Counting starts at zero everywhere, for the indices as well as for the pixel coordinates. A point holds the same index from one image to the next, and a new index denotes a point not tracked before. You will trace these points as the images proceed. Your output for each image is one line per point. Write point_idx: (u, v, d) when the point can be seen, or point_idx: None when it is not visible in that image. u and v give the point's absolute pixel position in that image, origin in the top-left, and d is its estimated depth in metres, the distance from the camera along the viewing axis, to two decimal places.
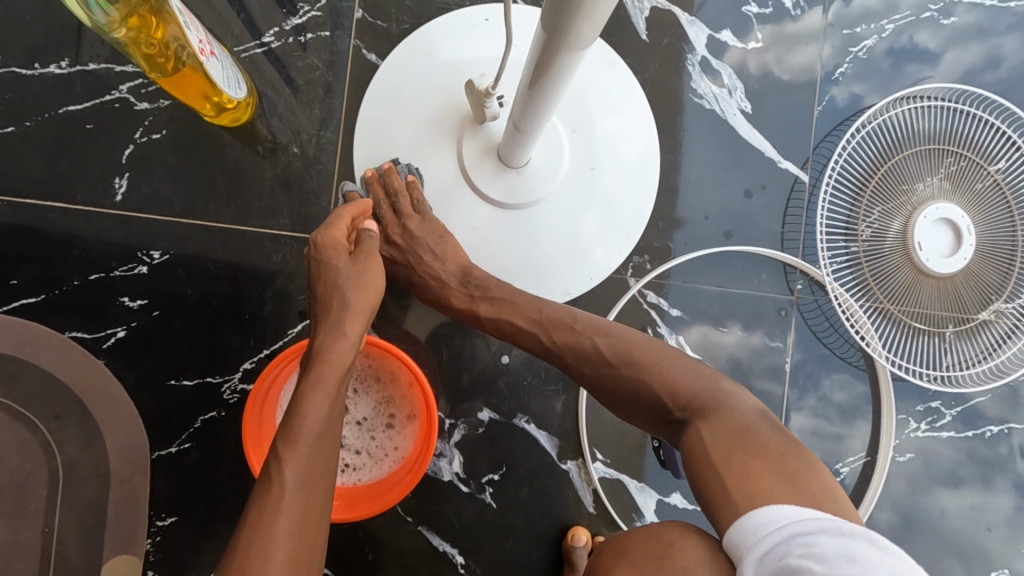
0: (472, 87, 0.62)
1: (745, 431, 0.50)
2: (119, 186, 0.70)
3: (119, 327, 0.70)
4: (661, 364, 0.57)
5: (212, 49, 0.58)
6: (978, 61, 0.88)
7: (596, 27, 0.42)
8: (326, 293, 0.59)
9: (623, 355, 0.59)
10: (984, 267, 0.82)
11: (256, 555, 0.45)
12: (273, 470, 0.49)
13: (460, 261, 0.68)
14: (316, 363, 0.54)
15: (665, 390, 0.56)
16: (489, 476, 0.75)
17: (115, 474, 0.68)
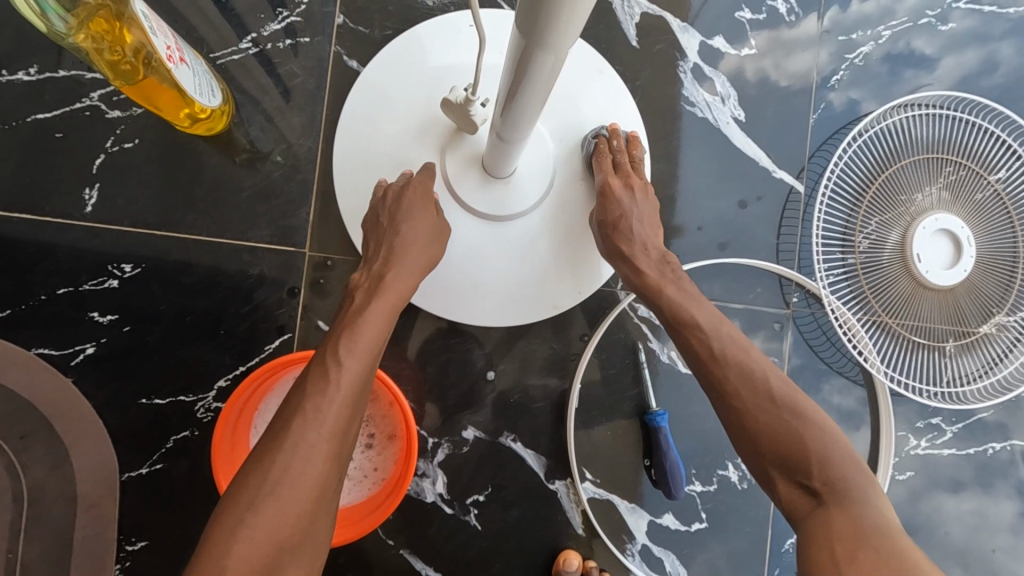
0: (450, 99, 0.59)
1: (864, 523, 0.48)
2: (90, 197, 0.68)
3: (88, 343, 0.67)
4: (808, 425, 0.53)
5: (181, 56, 0.56)
6: (974, 67, 0.86)
7: (575, 28, 0.39)
8: (393, 220, 0.62)
9: (750, 394, 0.55)
10: (984, 279, 0.80)
11: (310, 440, 0.48)
12: (336, 367, 0.52)
13: (655, 245, 0.66)
14: (390, 289, 0.58)
15: (796, 446, 0.52)
16: (474, 497, 0.73)
17: (83, 496, 0.65)
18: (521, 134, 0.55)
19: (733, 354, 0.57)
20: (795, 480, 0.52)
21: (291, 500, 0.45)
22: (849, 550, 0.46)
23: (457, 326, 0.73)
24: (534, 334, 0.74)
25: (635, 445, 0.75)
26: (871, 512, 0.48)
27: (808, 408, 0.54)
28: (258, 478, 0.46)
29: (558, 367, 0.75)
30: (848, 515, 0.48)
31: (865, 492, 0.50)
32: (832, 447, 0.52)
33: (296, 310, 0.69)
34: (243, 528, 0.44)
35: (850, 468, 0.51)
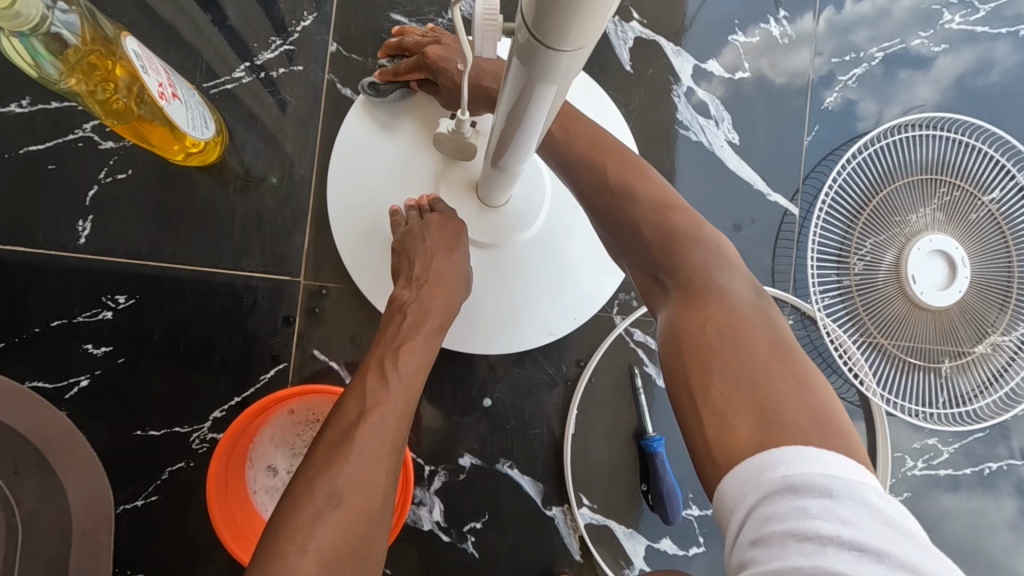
0: (442, 132, 0.60)
1: (730, 330, 0.45)
2: (83, 229, 0.67)
3: (83, 376, 0.67)
4: (665, 211, 0.53)
5: (174, 91, 0.56)
6: (970, 65, 0.86)
7: (579, 65, 0.33)
8: (435, 241, 0.62)
9: (606, 173, 0.56)
10: (978, 300, 0.80)
11: (375, 450, 0.47)
12: (393, 381, 0.51)
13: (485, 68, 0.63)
14: (437, 308, 0.59)
15: (659, 232, 0.52)
16: (471, 525, 0.72)
17: (77, 530, 0.65)
18: (518, 159, 0.51)
19: (593, 162, 0.57)
20: (649, 273, 0.53)
21: (359, 509, 0.44)
22: (703, 362, 0.44)
23: (453, 354, 0.73)
24: (529, 361, 0.74)
25: (631, 469, 0.75)
26: (766, 337, 0.45)
27: (695, 221, 0.53)
28: (323, 486, 0.44)
29: (554, 393, 0.75)
30: (703, 315, 0.46)
31: (722, 288, 0.48)
32: (719, 274, 0.49)
33: (290, 339, 0.69)
34: (312, 538, 0.42)
35: (719, 284, 0.49)
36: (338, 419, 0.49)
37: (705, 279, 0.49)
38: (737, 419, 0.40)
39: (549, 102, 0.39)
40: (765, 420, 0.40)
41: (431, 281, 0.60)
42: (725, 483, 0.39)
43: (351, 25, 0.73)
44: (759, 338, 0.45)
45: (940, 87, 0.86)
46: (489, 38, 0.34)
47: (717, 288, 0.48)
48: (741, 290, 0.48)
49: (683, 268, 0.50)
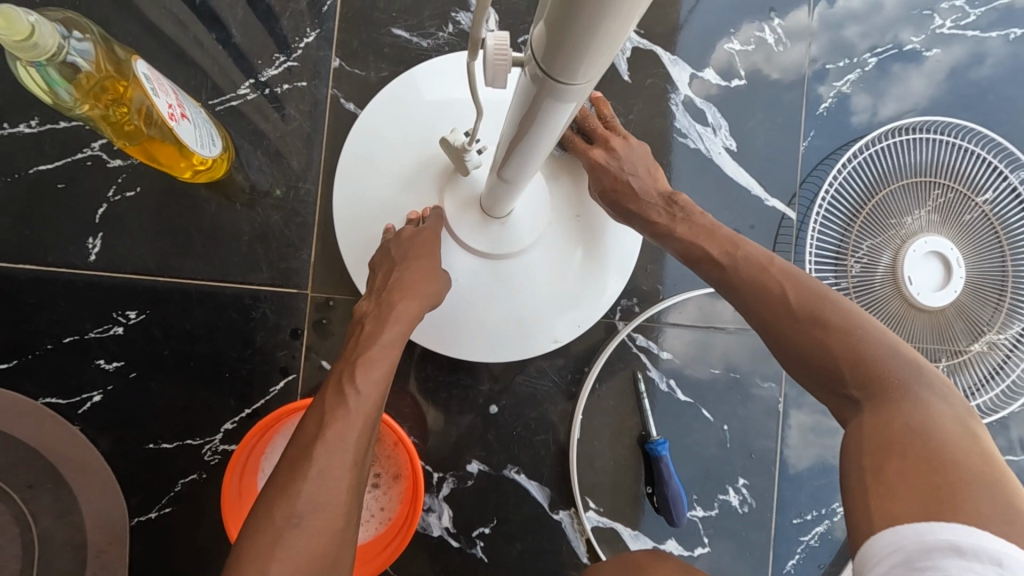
0: (448, 142, 0.61)
1: (929, 436, 0.46)
2: (93, 246, 0.68)
3: (95, 391, 0.68)
4: (839, 315, 0.54)
5: (183, 112, 0.57)
6: (962, 58, 0.88)
7: (588, 90, 0.35)
8: (404, 253, 0.63)
9: (773, 285, 0.58)
10: (974, 300, 0.82)
11: (332, 468, 0.48)
12: (351, 396, 0.52)
13: (656, 190, 0.69)
14: (398, 315, 0.59)
15: (824, 333, 0.54)
16: (480, 530, 0.74)
17: (92, 544, 0.66)
18: (522, 173, 0.53)
19: (747, 276, 0.60)
20: (829, 387, 0.54)
21: (319, 529, 0.46)
22: (887, 456, 0.46)
23: (459, 363, 0.75)
24: (534, 368, 0.76)
25: (636, 473, 0.76)
26: (955, 447, 0.45)
27: (835, 313, 0.54)
28: (283, 508, 0.46)
29: (560, 399, 0.76)
30: (885, 418, 0.49)
31: (919, 397, 0.49)
32: (921, 377, 0.50)
33: (299, 351, 0.70)
34: (273, 560, 0.44)
35: (911, 386, 0.50)
36: (298, 437, 0.50)
37: (893, 381, 0.50)
38: (901, 504, 0.43)
39: (557, 120, 0.40)
40: (937, 499, 0.42)
41: (394, 290, 0.61)
42: (871, 545, 0.43)
43: (352, 41, 0.74)
44: (962, 445, 0.45)
45: (933, 79, 0.88)
46: (499, 72, 0.36)
47: (908, 393, 0.49)
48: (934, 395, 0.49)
49: (862, 371, 0.52)
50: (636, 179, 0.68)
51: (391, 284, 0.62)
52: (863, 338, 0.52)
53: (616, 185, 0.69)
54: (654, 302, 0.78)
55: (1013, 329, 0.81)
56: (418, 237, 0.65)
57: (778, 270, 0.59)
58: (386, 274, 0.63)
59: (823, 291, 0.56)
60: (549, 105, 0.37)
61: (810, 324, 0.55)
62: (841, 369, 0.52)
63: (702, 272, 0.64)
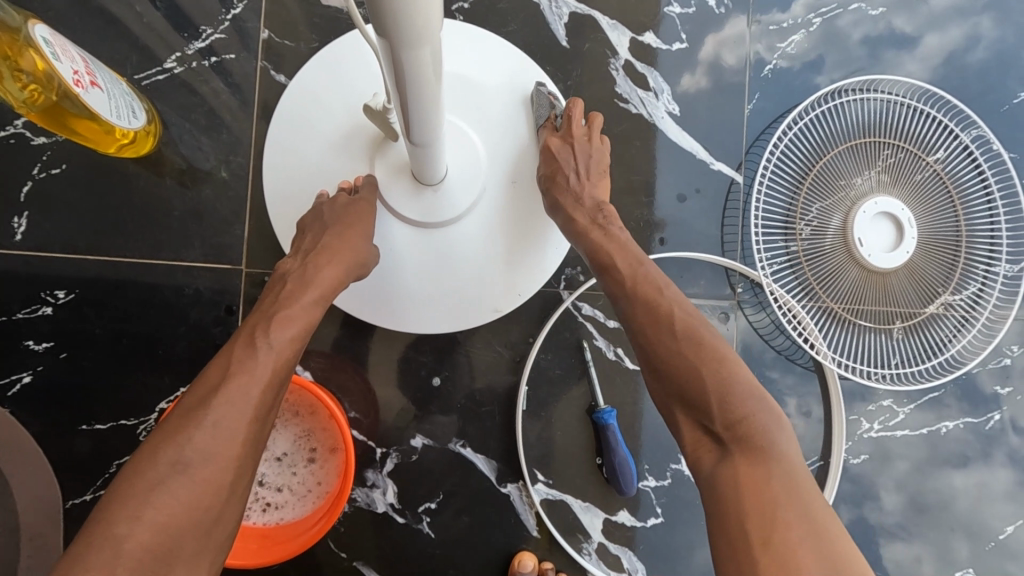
0: (369, 106, 0.60)
1: (792, 486, 0.46)
2: (19, 225, 0.67)
3: (25, 372, 0.67)
4: (740, 397, 0.51)
5: (94, 79, 0.56)
6: (958, 42, 0.87)
7: (437, 21, 0.34)
8: (332, 218, 0.63)
9: (665, 316, 0.56)
10: (927, 261, 0.80)
11: (230, 419, 0.46)
12: (262, 349, 0.51)
13: (591, 196, 0.69)
14: (322, 277, 0.59)
15: (721, 404, 0.51)
16: (426, 505, 0.73)
17: (27, 528, 0.65)
18: (430, 134, 0.52)
19: (639, 290, 0.59)
20: (698, 422, 0.52)
21: (204, 479, 0.44)
22: (764, 504, 0.45)
23: (399, 336, 0.74)
24: (477, 339, 0.75)
25: (585, 443, 0.75)
26: (806, 489, 0.46)
27: (737, 382, 0.52)
28: (169, 454, 0.44)
29: (505, 371, 0.75)
30: (755, 466, 0.48)
31: (782, 452, 0.49)
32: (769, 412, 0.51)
33: (235, 327, 0.69)
34: (149, 507, 0.41)
35: (783, 449, 0.49)
36: (201, 386, 0.49)
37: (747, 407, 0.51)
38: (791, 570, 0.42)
39: (427, 66, 0.40)
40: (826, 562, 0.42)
41: (322, 253, 0.61)
42: None
43: (281, 12, 0.73)
44: (817, 504, 0.45)
45: (929, 65, 0.86)
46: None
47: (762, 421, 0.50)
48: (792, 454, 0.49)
49: (742, 429, 0.50)
50: (578, 180, 0.69)
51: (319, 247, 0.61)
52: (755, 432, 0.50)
53: (551, 169, 0.70)
54: None
55: (970, 289, 0.80)
56: (346, 204, 0.65)
57: (710, 335, 0.55)
58: (315, 237, 0.63)
59: (730, 361, 0.53)
60: (408, 55, 0.37)
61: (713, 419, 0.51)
62: (767, 483, 0.46)
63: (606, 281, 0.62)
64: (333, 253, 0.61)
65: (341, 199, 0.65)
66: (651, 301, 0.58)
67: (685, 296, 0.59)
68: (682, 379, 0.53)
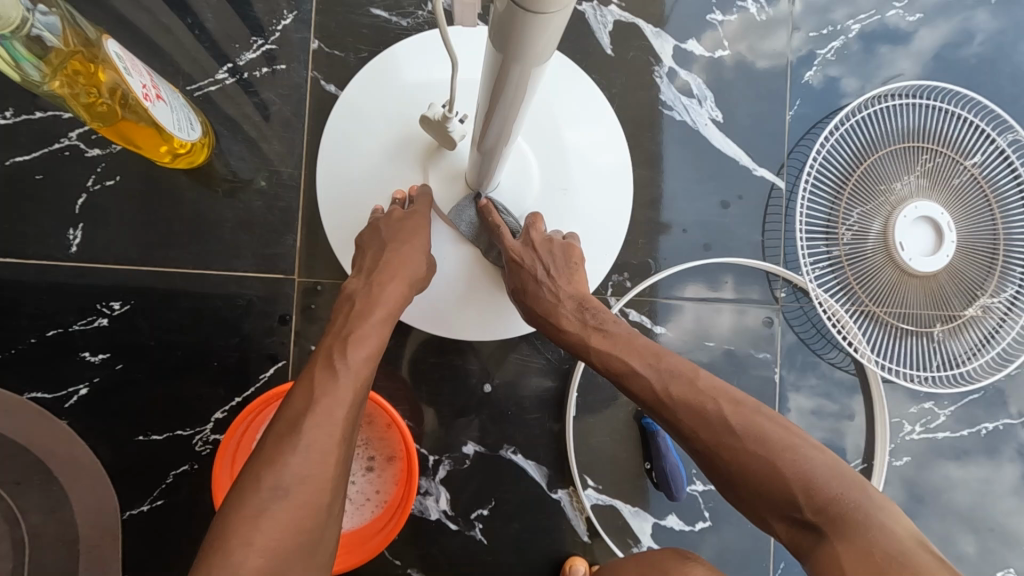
0: (427, 117, 0.60)
1: (904, 560, 0.42)
2: (74, 237, 0.68)
3: (81, 384, 0.67)
4: (821, 480, 0.47)
5: (158, 92, 0.57)
6: (948, 37, 0.87)
7: (552, 39, 0.36)
8: (393, 234, 0.64)
9: (713, 410, 0.53)
10: (967, 263, 0.81)
11: (321, 444, 0.48)
12: (340, 370, 0.52)
13: (569, 292, 0.66)
14: (388, 294, 0.60)
15: (801, 489, 0.47)
16: (478, 512, 0.73)
17: (85, 538, 0.66)
18: (503, 142, 0.53)
19: (678, 377, 0.57)
20: (786, 516, 0.49)
21: (305, 502, 0.45)
22: None
23: (450, 344, 0.74)
24: (526, 346, 0.75)
25: (633, 448, 0.76)
26: (927, 564, 0.41)
27: (808, 461, 0.49)
28: (269, 480, 0.45)
29: (554, 377, 0.75)
30: (871, 557, 0.42)
31: (884, 526, 0.44)
32: (852, 485, 0.47)
33: (288, 338, 0.70)
34: (258, 533, 0.43)
35: (881, 519, 0.45)
36: (286, 411, 0.50)
37: (832, 487, 0.47)
38: None
39: (529, 80, 0.42)
40: None
41: (384, 269, 0.61)
42: None
43: (332, 22, 0.73)
44: (939, 574, 0.40)
45: (920, 60, 0.87)
46: None
47: (854, 498, 0.46)
48: (896, 523, 0.45)
49: (830, 504, 0.46)
50: (552, 281, 0.66)
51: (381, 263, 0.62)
52: (843, 513, 0.46)
53: (529, 285, 0.66)
54: (646, 276, 0.79)
55: (1007, 293, 0.80)
56: (401, 217, 0.65)
57: (765, 419, 0.52)
58: (376, 253, 0.63)
59: (796, 445, 0.50)
60: (519, 64, 0.38)
61: (798, 490, 0.48)
62: (865, 558, 0.43)
63: (627, 389, 0.59)
64: (394, 270, 0.61)
65: (397, 213, 0.65)
66: (692, 389, 0.55)
67: (730, 385, 0.56)
68: (751, 469, 0.50)
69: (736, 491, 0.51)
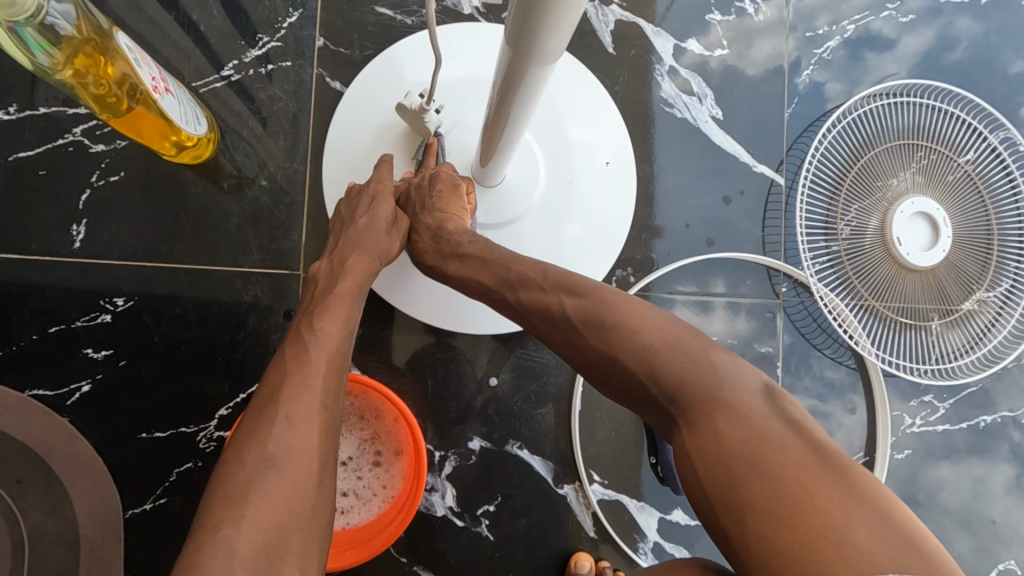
0: (404, 105, 0.65)
1: (709, 396, 0.45)
2: (77, 233, 0.67)
3: (84, 381, 0.67)
4: (637, 336, 0.50)
5: (166, 85, 0.57)
6: (930, 45, 0.89)
7: (564, 38, 0.37)
8: (351, 213, 0.64)
9: (609, 326, 0.51)
10: (963, 257, 0.82)
11: (300, 411, 0.48)
12: (313, 342, 0.53)
13: (433, 217, 0.64)
14: (355, 267, 0.60)
15: (663, 383, 0.47)
16: (484, 508, 0.73)
17: (85, 538, 0.65)
18: (510, 140, 0.55)
19: (588, 314, 0.52)
20: (621, 385, 0.50)
21: (293, 470, 0.45)
22: (709, 432, 0.44)
23: (457, 337, 0.74)
24: (531, 341, 0.76)
25: (638, 442, 0.76)
26: (725, 390, 0.45)
27: (632, 316, 0.51)
28: (253, 454, 0.45)
29: (559, 371, 0.76)
30: (694, 402, 0.46)
31: (735, 401, 0.45)
32: (650, 343, 0.49)
33: None
34: (248, 506, 0.43)
35: (696, 360, 0.47)
36: (262, 389, 0.50)
37: (628, 339, 0.50)
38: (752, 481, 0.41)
39: (538, 81, 0.44)
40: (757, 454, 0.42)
41: (349, 248, 0.61)
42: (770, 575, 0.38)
43: (337, 21, 0.74)
44: (742, 397, 0.45)
45: (905, 64, 0.89)
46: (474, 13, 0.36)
47: (645, 351, 0.49)
48: (751, 396, 0.45)
49: (644, 360, 0.49)
50: (422, 215, 0.65)
51: (350, 241, 0.62)
52: (714, 405, 0.45)
53: (412, 226, 0.65)
54: (648, 271, 0.80)
55: (1002, 286, 0.81)
56: (380, 192, 0.65)
57: (649, 331, 0.50)
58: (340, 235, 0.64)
59: (696, 355, 0.48)
60: (527, 61, 0.40)
61: (622, 351, 0.50)
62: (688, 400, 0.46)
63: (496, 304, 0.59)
64: (355, 249, 0.61)
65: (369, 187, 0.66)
66: (589, 313, 0.52)
67: (622, 299, 0.52)
68: (578, 338, 0.53)
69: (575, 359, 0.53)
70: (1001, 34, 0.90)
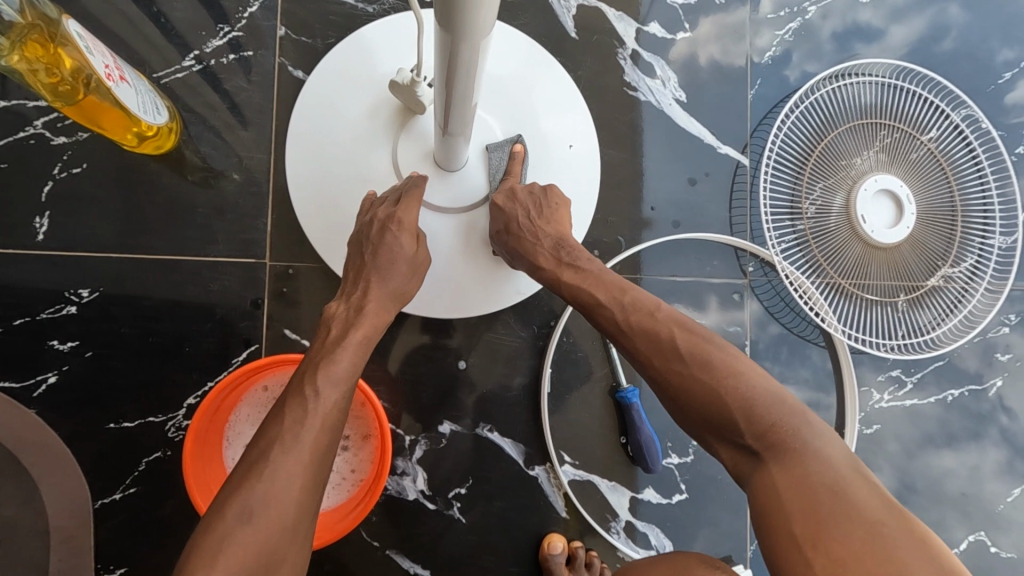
0: (397, 80, 0.63)
1: (796, 440, 0.48)
2: (40, 225, 0.68)
3: (50, 373, 0.67)
4: (731, 372, 0.52)
5: (121, 74, 0.58)
6: (923, 32, 0.90)
7: (491, 12, 0.38)
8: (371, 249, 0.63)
9: (708, 359, 0.53)
10: (928, 234, 0.83)
11: (290, 471, 0.48)
12: (313, 399, 0.52)
13: (549, 231, 0.67)
14: (366, 319, 0.60)
15: (751, 417, 0.50)
16: (456, 491, 0.73)
17: (56, 530, 0.65)
18: (464, 122, 0.56)
19: (697, 350, 0.54)
20: (704, 416, 0.52)
21: (268, 527, 0.45)
22: (798, 475, 0.46)
23: (426, 322, 0.75)
24: (500, 324, 0.76)
25: (609, 423, 0.77)
26: (809, 436, 0.49)
27: (726, 356, 0.53)
28: (235, 506, 0.46)
29: (528, 355, 0.76)
30: (783, 441, 0.48)
31: (820, 453, 0.48)
32: (748, 379, 0.52)
33: (261, 321, 0.70)
34: (220, 558, 0.43)
35: (788, 407, 0.50)
36: (259, 439, 0.50)
37: (727, 368, 0.52)
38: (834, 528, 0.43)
39: (476, 60, 0.44)
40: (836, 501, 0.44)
41: (369, 292, 0.61)
42: None
43: (298, 10, 0.74)
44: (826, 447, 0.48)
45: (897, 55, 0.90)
46: None
47: (743, 385, 0.51)
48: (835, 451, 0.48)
49: (733, 394, 0.51)
50: (531, 222, 0.67)
51: (367, 284, 0.62)
52: (801, 448, 0.48)
53: (516, 232, 0.67)
54: (616, 254, 0.81)
55: (967, 262, 0.82)
56: (405, 230, 0.64)
57: (747, 370, 0.52)
58: (356, 274, 0.63)
59: (785, 401, 0.51)
60: (461, 38, 0.40)
61: (718, 379, 0.52)
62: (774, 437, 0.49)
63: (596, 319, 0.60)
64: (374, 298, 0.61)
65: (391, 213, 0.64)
66: (689, 340, 0.54)
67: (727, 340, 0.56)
68: (671, 362, 0.54)
69: (659, 378, 0.55)
70: (982, 21, 0.91)
